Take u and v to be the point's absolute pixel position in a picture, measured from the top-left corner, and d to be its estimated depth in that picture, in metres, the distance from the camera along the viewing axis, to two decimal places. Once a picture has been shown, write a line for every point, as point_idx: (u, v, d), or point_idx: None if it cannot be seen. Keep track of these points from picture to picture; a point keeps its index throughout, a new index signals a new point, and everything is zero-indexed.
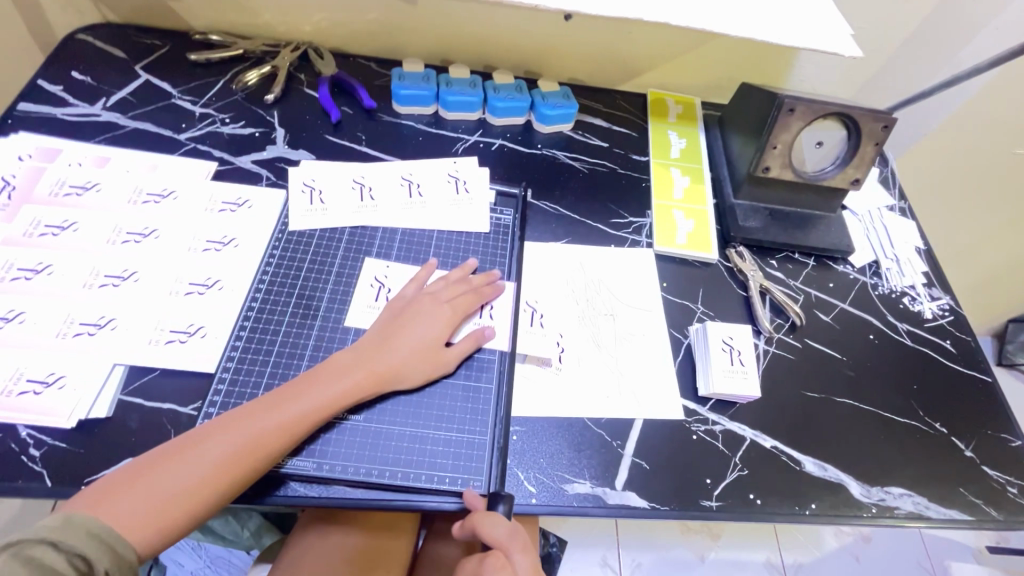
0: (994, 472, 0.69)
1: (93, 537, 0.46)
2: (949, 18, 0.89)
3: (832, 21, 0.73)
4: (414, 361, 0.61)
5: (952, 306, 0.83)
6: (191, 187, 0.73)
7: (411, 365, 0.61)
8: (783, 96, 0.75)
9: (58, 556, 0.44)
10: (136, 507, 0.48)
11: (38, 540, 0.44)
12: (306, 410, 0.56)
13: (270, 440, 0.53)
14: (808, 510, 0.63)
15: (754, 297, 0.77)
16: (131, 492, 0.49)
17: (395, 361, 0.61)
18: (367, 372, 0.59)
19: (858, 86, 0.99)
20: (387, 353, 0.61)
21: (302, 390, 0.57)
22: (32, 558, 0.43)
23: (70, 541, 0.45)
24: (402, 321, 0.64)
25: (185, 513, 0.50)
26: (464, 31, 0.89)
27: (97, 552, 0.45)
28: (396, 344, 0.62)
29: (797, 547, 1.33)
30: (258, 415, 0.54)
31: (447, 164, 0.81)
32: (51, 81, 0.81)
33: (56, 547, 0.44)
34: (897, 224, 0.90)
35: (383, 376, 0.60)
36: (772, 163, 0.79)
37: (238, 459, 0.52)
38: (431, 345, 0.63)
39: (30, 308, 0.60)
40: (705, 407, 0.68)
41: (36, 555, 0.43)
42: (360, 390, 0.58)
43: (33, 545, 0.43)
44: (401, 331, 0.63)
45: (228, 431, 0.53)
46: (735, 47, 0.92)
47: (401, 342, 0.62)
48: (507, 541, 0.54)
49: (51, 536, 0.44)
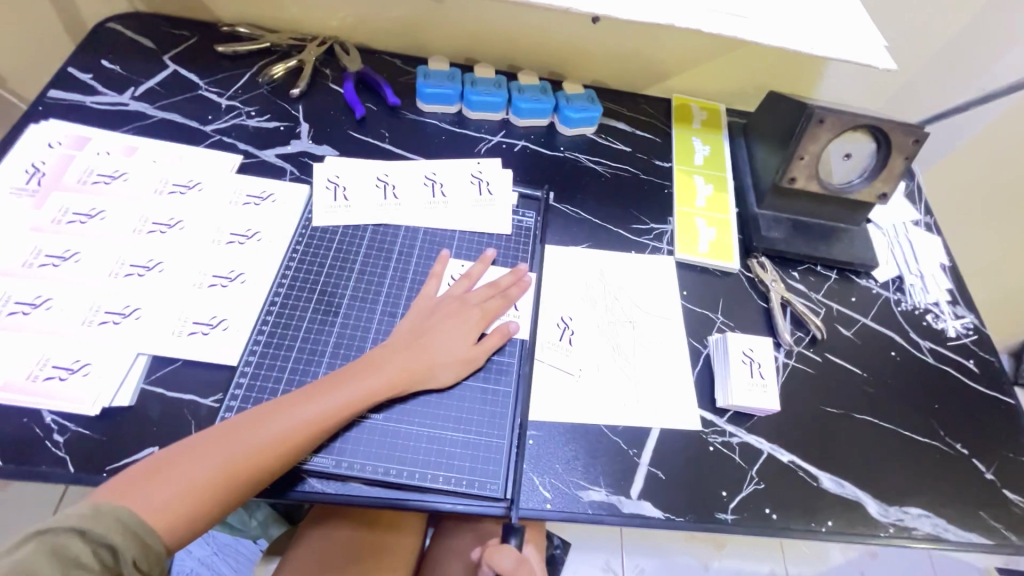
0: (1014, 495, 0.68)
1: (121, 526, 0.46)
2: (984, 32, 0.87)
3: (867, 31, 0.72)
4: (440, 363, 0.62)
5: (977, 325, 0.82)
6: (217, 180, 0.74)
7: (437, 366, 0.61)
8: (813, 106, 0.73)
9: (84, 547, 0.44)
10: (164, 499, 0.49)
11: (65, 528, 0.44)
12: (334, 407, 0.56)
13: (298, 436, 0.54)
14: (824, 527, 0.62)
15: (775, 309, 0.76)
16: (160, 482, 0.49)
17: (424, 361, 0.61)
18: (395, 371, 0.59)
19: (888, 97, 0.97)
20: (414, 354, 0.61)
21: (332, 386, 0.57)
22: (58, 547, 0.43)
23: (96, 531, 0.44)
24: (429, 322, 0.64)
25: (211, 506, 0.51)
26: (490, 31, 0.89)
27: (123, 541, 0.45)
28: (422, 345, 0.62)
29: (802, 561, 1.33)
30: (286, 411, 0.55)
31: (470, 165, 0.81)
32: (81, 69, 0.81)
33: (83, 536, 0.44)
34: (921, 239, 0.89)
35: (415, 376, 0.60)
36: (798, 174, 0.78)
37: (264, 454, 0.52)
38: (457, 347, 0.63)
39: (57, 296, 0.61)
40: (723, 419, 0.67)
41: (63, 544, 0.43)
42: (391, 388, 0.59)
43: (62, 532, 0.44)
44: (431, 330, 0.63)
45: (256, 425, 0.53)
46: (763, 55, 0.91)
47: (428, 344, 0.62)
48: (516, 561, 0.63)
49: (79, 524, 0.44)
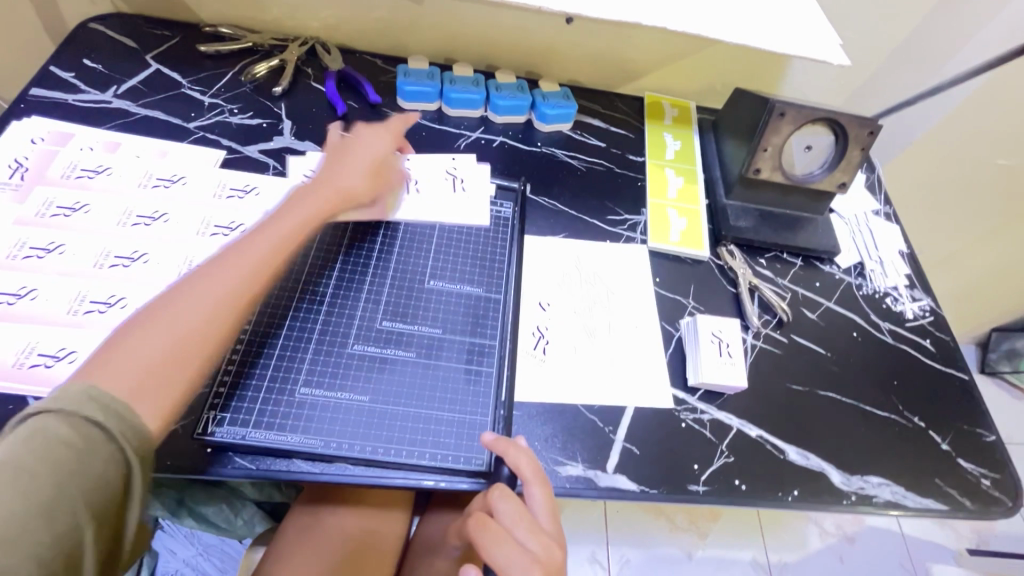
0: (969, 464, 0.72)
1: (96, 404, 0.42)
2: (933, 33, 0.93)
3: (822, 29, 0.76)
4: (361, 177, 0.73)
5: (933, 307, 0.86)
6: (201, 174, 0.75)
7: (362, 184, 0.72)
8: (774, 101, 0.78)
9: (70, 428, 0.40)
10: (130, 369, 0.47)
11: (50, 413, 0.41)
12: (264, 253, 0.59)
13: (272, 267, 0.59)
14: (790, 496, 0.66)
15: (743, 294, 0.80)
16: (128, 353, 0.48)
17: (345, 184, 0.71)
18: (326, 195, 0.68)
19: (848, 93, 1.02)
20: (339, 179, 0.71)
21: (285, 216, 0.64)
22: (43, 434, 0.40)
23: (80, 409, 0.41)
24: (340, 156, 0.73)
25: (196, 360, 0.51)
26: (469, 32, 0.92)
27: (103, 419, 0.42)
28: (347, 170, 0.72)
29: (784, 546, 1.37)
30: (244, 252, 0.58)
31: (445, 160, 0.84)
32: (63, 68, 0.82)
33: (66, 420, 0.41)
34: (881, 228, 0.94)
35: (350, 192, 0.71)
36: (762, 166, 0.83)
37: (243, 295, 0.55)
38: (369, 161, 0.74)
39: (42, 286, 0.62)
40: (694, 397, 0.70)
41: (50, 429, 0.40)
42: (329, 204, 0.68)
43: (47, 420, 0.40)
44: (348, 163, 0.73)
45: (220, 279, 0.55)
46: (730, 52, 0.96)
47: (345, 168, 0.72)
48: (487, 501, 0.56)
49: (64, 408, 0.41)
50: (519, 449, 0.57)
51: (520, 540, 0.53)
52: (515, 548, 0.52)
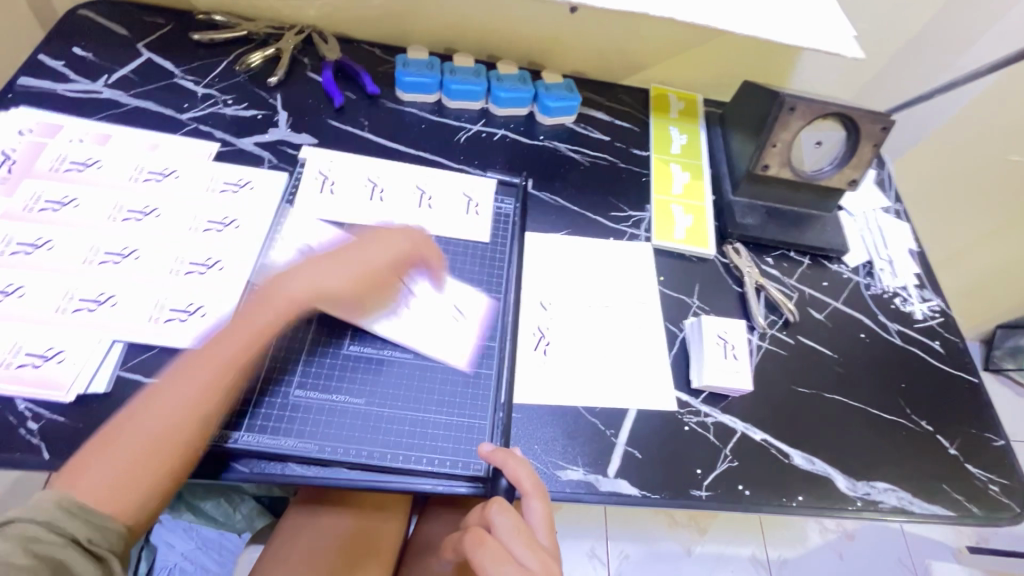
0: (977, 469, 0.71)
1: (71, 511, 0.44)
2: (948, 25, 0.90)
3: (835, 21, 0.74)
4: (344, 272, 0.63)
5: (943, 308, 0.84)
6: (194, 168, 0.73)
7: (345, 288, 0.63)
8: (784, 95, 0.75)
9: (51, 532, 0.42)
10: (105, 474, 0.47)
11: (30, 519, 0.42)
12: (235, 351, 0.56)
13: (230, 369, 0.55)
14: (795, 502, 0.64)
15: (749, 293, 0.78)
16: (98, 460, 0.48)
17: (323, 280, 0.62)
18: (300, 292, 0.61)
19: (860, 86, 0.99)
20: (320, 274, 0.63)
21: (258, 310, 0.59)
22: (24, 536, 0.41)
23: (59, 517, 0.43)
24: (341, 248, 0.65)
25: (174, 456, 0.50)
26: (469, 20, 0.89)
27: (84, 525, 0.44)
28: (328, 267, 0.63)
29: (783, 543, 1.36)
30: (223, 345, 0.57)
31: (462, 183, 0.80)
32: (52, 56, 0.80)
33: (47, 524, 0.43)
34: (891, 226, 0.92)
35: (323, 289, 0.62)
36: (771, 162, 0.80)
37: (214, 395, 0.54)
38: (364, 259, 0.64)
39: (30, 283, 0.60)
40: (698, 399, 0.69)
41: (30, 532, 0.42)
42: (305, 302, 0.61)
43: (26, 525, 0.42)
44: (338, 254, 0.64)
45: (192, 376, 0.54)
46: (739, 44, 0.93)
47: (331, 257, 0.64)
48: (484, 518, 0.54)
49: (42, 514, 0.43)
50: (518, 460, 0.56)
51: (519, 557, 0.51)
52: (514, 566, 0.49)
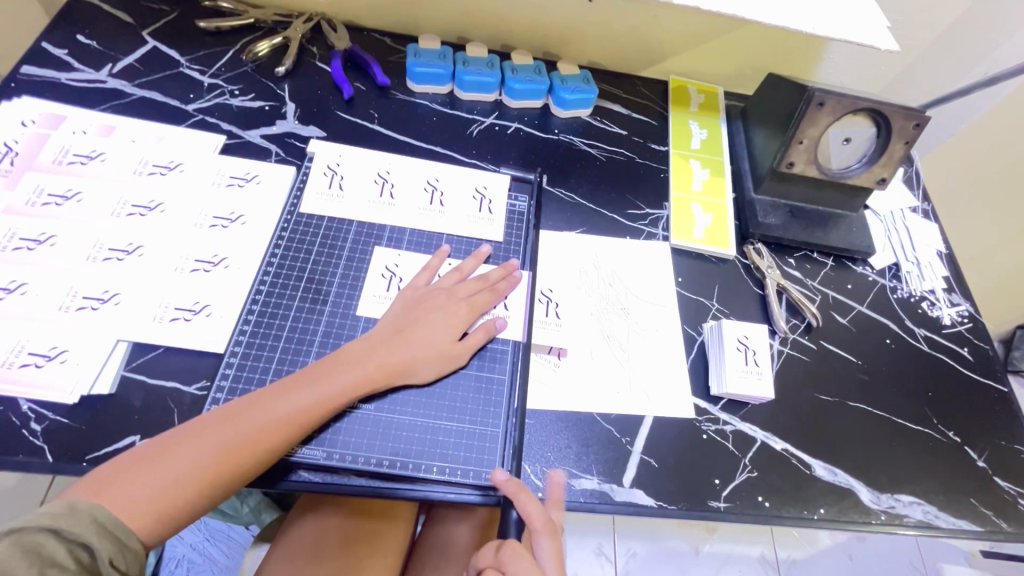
0: (1005, 482, 0.68)
1: (95, 524, 0.44)
2: (987, 15, 0.85)
3: (870, 11, 0.70)
4: (425, 355, 0.60)
5: (972, 313, 0.81)
6: (199, 161, 0.71)
7: (424, 359, 0.60)
8: (813, 89, 0.72)
9: (60, 546, 0.42)
10: (146, 489, 0.47)
11: (38, 527, 0.42)
12: (311, 401, 0.54)
13: (298, 422, 0.53)
14: (816, 515, 0.62)
15: (771, 296, 0.75)
16: (145, 472, 0.47)
17: (405, 353, 0.59)
18: (378, 364, 0.57)
19: (889, 79, 0.95)
20: (406, 338, 0.60)
21: (341, 366, 0.56)
22: (32, 546, 0.41)
23: (72, 530, 0.43)
24: (415, 313, 0.62)
25: (214, 488, 0.49)
26: (483, 8, 0.86)
27: (99, 541, 0.43)
28: (416, 334, 0.60)
29: (792, 544, 1.35)
30: (301, 390, 0.54)
31: (477, 179, 0.77)
32: (55, 44, 0.78)
33: (57, 535, 0.42)
34: (918, 226, 0.88)
35: (404, 361, 0.59)
36: (796, 159, 0.77)
37: (273, 440, 0.51)
38: (443, 338, 0.61)
39: (32, 280, 0.59)
40: (717, 406, 0.67)
41: (37, 543, 0.42)
42: (385, 372, 0.57)
43: (35, 533, 0.42)
44: (419, 321, 0.61)
45: (257, 417, 0.51)
46: (765, 34, 0.89)
47: (415, 336, 0.60)
48: (498, 560, 0.52)
49: (52, 523, 0.43)
50: (530, 496, 0.54)
51: None
52: None
